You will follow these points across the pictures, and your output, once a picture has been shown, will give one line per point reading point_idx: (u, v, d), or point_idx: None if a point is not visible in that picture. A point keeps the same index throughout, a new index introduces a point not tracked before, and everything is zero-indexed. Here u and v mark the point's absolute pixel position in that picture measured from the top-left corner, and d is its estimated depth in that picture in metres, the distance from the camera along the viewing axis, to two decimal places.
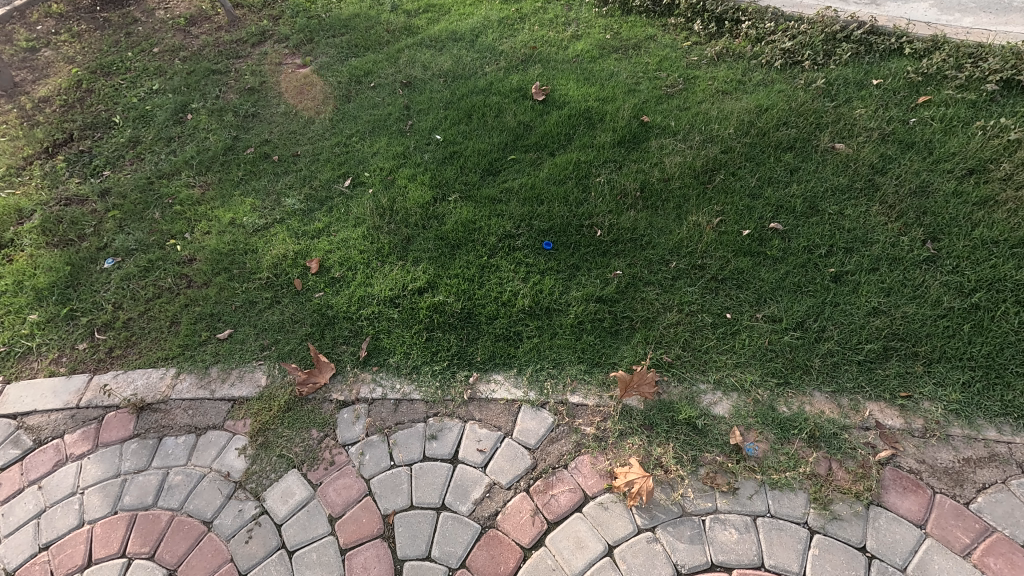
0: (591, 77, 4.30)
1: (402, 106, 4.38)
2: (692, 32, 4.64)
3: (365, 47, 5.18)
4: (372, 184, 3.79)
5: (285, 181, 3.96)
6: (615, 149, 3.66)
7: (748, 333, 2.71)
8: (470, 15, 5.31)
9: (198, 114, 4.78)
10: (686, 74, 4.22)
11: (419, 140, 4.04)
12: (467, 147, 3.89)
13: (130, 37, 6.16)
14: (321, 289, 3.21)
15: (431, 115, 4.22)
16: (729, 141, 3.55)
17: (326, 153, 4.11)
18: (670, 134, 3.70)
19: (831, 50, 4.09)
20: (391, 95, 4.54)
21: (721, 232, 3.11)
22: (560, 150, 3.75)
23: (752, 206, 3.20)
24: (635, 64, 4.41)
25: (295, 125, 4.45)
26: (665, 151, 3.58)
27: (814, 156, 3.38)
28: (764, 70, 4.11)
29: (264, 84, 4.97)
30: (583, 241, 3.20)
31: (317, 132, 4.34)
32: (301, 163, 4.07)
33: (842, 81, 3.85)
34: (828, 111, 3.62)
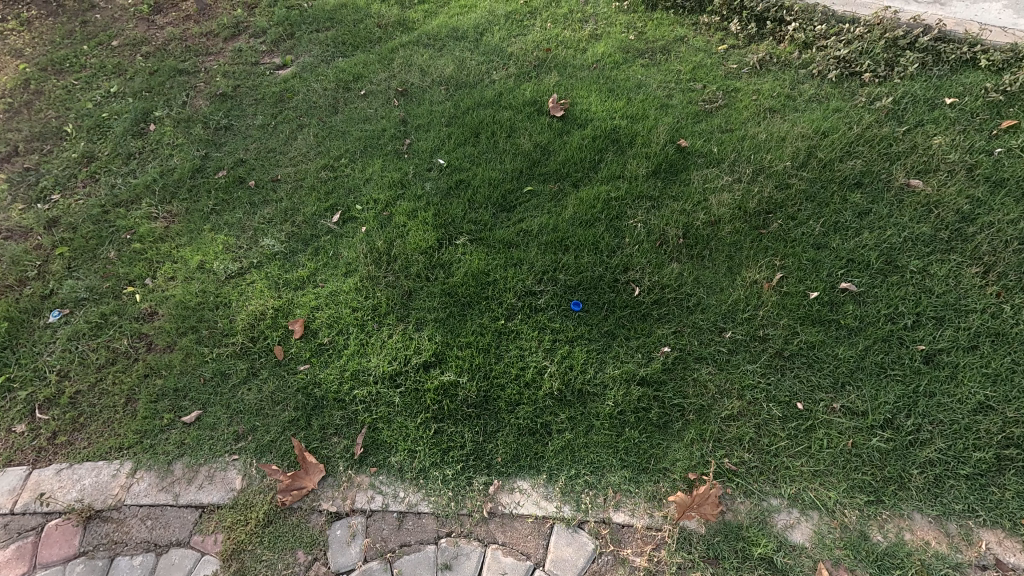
0: (615, 89, 3.73)
1: (397, 121, 3.80)
2: (728, 33, 4.07)
3: (354, 45, 4.55)
4: (365, 220, 3.25)
5: (263, 214, 3.39)
6: (649, 181, 3.13)
7: (826, 430, 2.25)
8: (473, 8, 4.69)
9: (162, 125, 4.15)
10: (725, 86, 3.67)
11: (418, 165, 3.48)
12: (475, 176, 3.35)
13: (85, 26, 5.44)
14: (306, 359, 2.69)
15: (431, 133, 3.65)
16: (785, 173, 3.02)
17: (310, 179, 3.54)
18: (713, 164, 3.17)
19: (893, 59, 3.54)
20: (384, 105, 3.95)
21: (783, 294, 2.63)
22: (585, 182, 3.21)
23: (817, 260, 2.71)
24: (665, 72, 3.84)
25: (275, 142, 3.86)
26: (709, 185, 3.06)
27: (887, 195, 2.87)
28: (815, 83, 3.57)
29: (238, 89, 4.35)
30: (618, 302, 2.70)
31: (300, 151, 3.76)
32: (282, 191, 3.51)
33: (911, 98, 3.32)
34: (899, 137, 3.10)
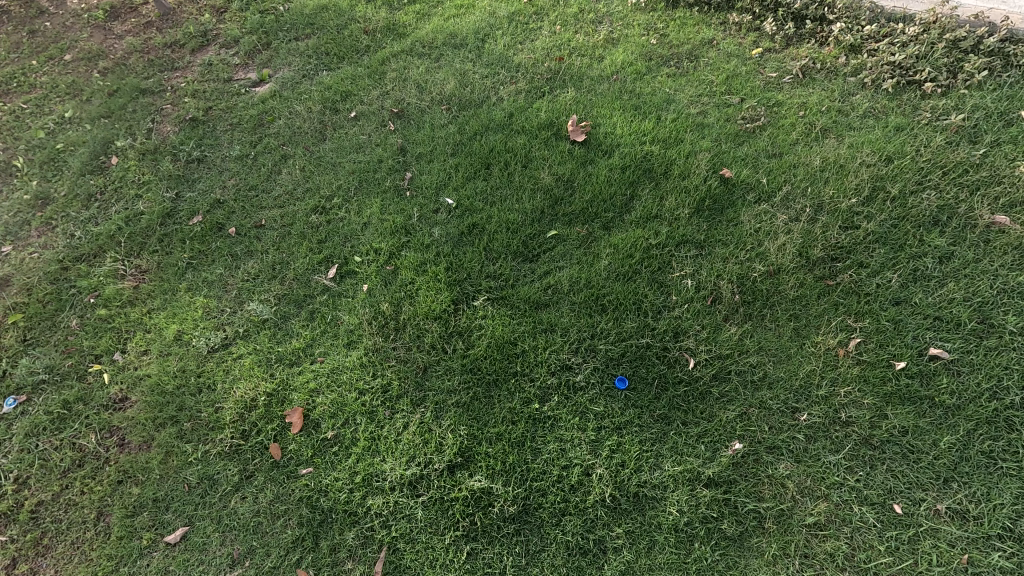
0: (640, 106, 3.30)
1: (395, 149, 3.35)
2: (761, 34, 3.63)
3: (339, 56, 4.05)
4: (366, 276, 2.82)
5: (248, 269, 2.95)
6: (692, 222, 2.73)
7: (934, 541, 1.91)
8: (471, 8, 4.19)
9: (125, 158, 3.64)
10: (765, 99, 3.24)
11: (423, 205, 3.05)
12: (490, 218, 2.93)
13: (33, 37, 4.83)
14: (309, 459, 2.29)
15: (435, 165, 3.20)
16: (849, 211, 2.63)
17: (299, 224, 3.10)
18: (763, 199, 2.77)
19: (956, 64, 3.12)
20: (379, 130, 3.48)
21: (863, 364, 2.26)
22: (618, 224, 2.80)
23: (898, 319, 2.34)
24: (695, 83, 3.40)
25: (256, 178, 3.39)
26: (761, 226, 2.67)
27: (970, 236, 2.50)
28: (868, 94, 3.15)
29: (210, 112, 3.84)
30: (671, 378, 2.32)
31: (286, 188, 3.30)
32: (268, 240, 3.06)
33: (982, 111, 2.91)
34: (975, 162, 2.70)
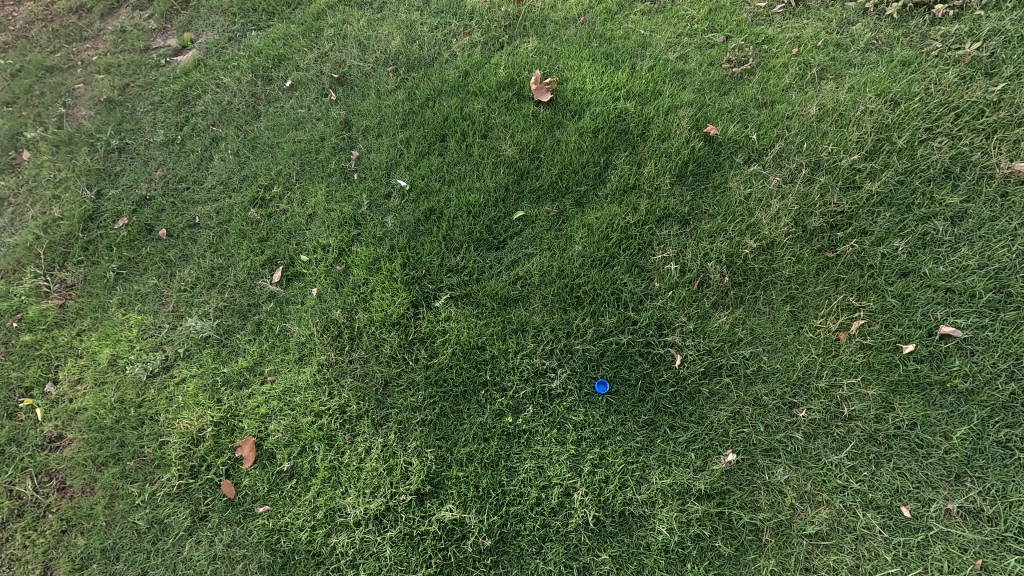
0: (611, 54, 2.89)
1: (338, 124, 2.96)
2: None
3: (269, 12, 3.54)
4: (315, 278, 2.53)
5: (184, 278, 2.65)
6: (674, 193, 2.42)
7: (944, 546, 1.75)
8: None
9: (37, 151, 3.22)
10: (754, 36, 2.82)
11: (373, 190, 2.70)
12: (448, 201, 2.61)
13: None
14: (265, 496, 2.10)
15: (384, 141, 2.83)
16: (849, 169, 2.33)
17: (237, 220, 2.76)
18: (753, 160, 2.45)
19: None
20: (319, 102, 3.07)
21: (866, 349, 2.03)
22: (591, 199, 2.49)
23: (906, 293, 2.09)
24: (672, 21, 2.97)
25: (186, 167, 3.01)
26: (751, 193, 2.36)
27: (987, 190, 2.20)
28: (870, 23, 2.75)
29: (127, 89, 3.38)
30: (655, 378, 2.10)
31: (220, 178, 2.93)
32: (204, 241, 2.73)
33: (1001, 35, 2.52)
34: (994, 100, 2.36)
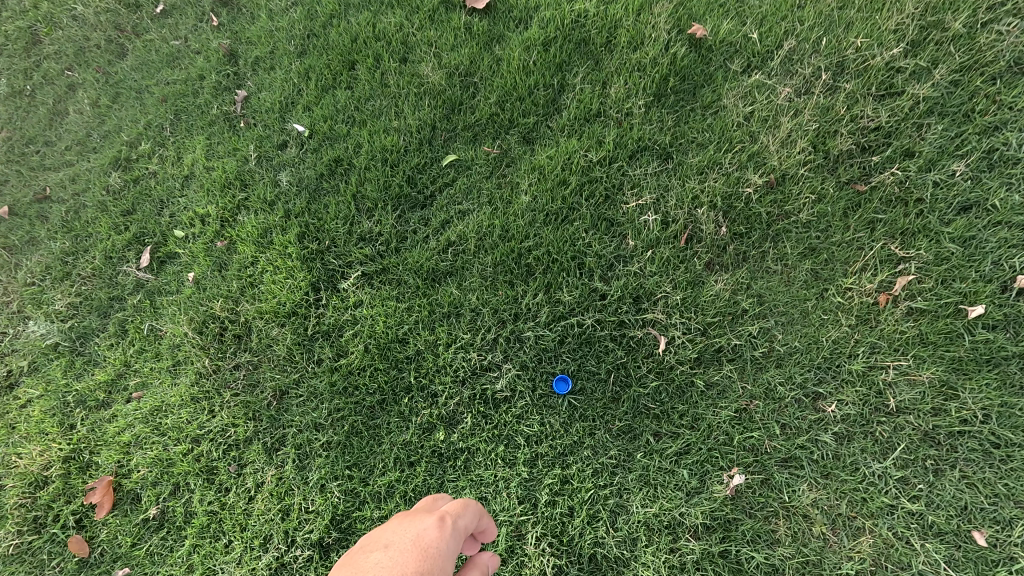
0: None
1: (220, 55, 2.29)
2: None
3: None
4: (191, 260, 1.95)
5: (30, 269, 2.06)
6: (651, 118, 1.81)
7: None
8: None
9: None
10: None
11: (263, 138, 2.08)
12: (359, 148, 1.99)
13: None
14: (132, 553, 1.61)
15: (276, 73, 2.18)
16: (889, 67, 1.69)
17: (96, 189, 2.15)
18: (756, 65, 1.82)
19: None
20: (196, 27, 2.38)
21: (915, 315, 1.49)
22: (543, 134, 1.88)
23: (969, 235, 1.52)
24: None
25: (35, 124, 2.36)
26: (755, 112, 1.75)
27: None
28: None
29: None
30: (632, 370, 1.56)
31: (76, 136, 2.29)
32: (56, 220, 2.13)
33: None
34: None
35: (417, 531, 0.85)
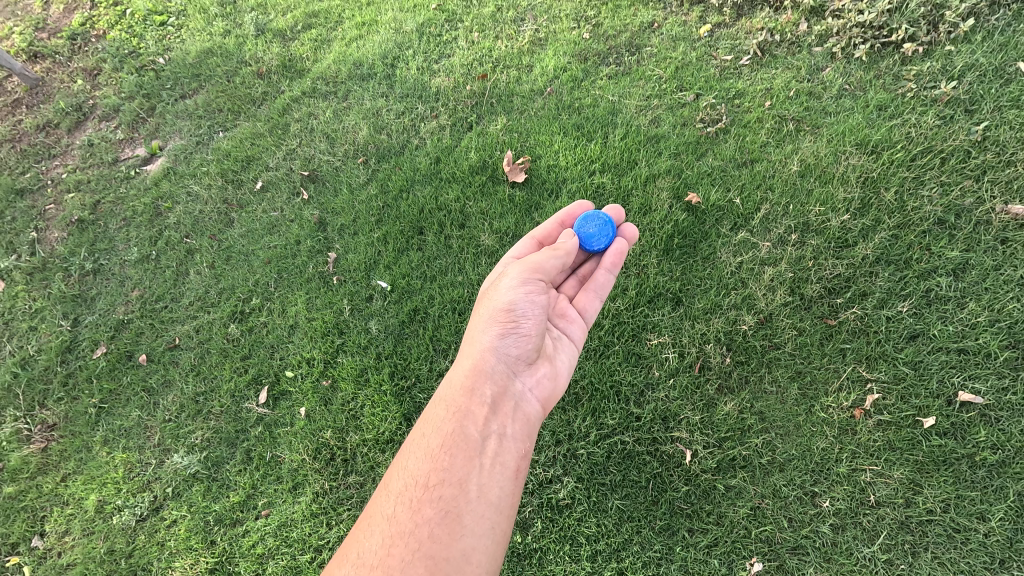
0: (581, 123, 2.82)
1: (313, 224, 2.90)
2: (707, 8, 3.11)
3: (235, 111, 3.51)
4: (302, 396, 2.43)
5: (168, 406, 2.57)
6: (662, 268, 2.31)
7: None
8: (373, 26, 3.62)
9: (13, 282, 3.16)
10: (724, 91, 2.75)
11: (353, 293, 2.63)
12: (432, 298, 2.53)
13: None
14: None
15: (361, 239, 2.77)
16: (833, 229, 2.24)
17: (217, 339, 2.68)
18: (740, 225, 2.35)
19: (934, 15, 2.66)
20: (290, 203, 3.03)
21: (883, 423, 1.93)
22: None
23: (919, 359, 1.99)
24: (639, 82, 2.88)
25: (163, 284, 2.94)
26: (743, 264, 2.26)
27: (984, 237, 2.13)
28: (838, 69, 2.70)
29: (99, 207, 3.33)
30: (667, 477, 1.99)
31: (197, 294, 2.85)
32: (185, 363, 2.66)
33: (975, 71, 2.48)
34: (977, 145, 2.30)
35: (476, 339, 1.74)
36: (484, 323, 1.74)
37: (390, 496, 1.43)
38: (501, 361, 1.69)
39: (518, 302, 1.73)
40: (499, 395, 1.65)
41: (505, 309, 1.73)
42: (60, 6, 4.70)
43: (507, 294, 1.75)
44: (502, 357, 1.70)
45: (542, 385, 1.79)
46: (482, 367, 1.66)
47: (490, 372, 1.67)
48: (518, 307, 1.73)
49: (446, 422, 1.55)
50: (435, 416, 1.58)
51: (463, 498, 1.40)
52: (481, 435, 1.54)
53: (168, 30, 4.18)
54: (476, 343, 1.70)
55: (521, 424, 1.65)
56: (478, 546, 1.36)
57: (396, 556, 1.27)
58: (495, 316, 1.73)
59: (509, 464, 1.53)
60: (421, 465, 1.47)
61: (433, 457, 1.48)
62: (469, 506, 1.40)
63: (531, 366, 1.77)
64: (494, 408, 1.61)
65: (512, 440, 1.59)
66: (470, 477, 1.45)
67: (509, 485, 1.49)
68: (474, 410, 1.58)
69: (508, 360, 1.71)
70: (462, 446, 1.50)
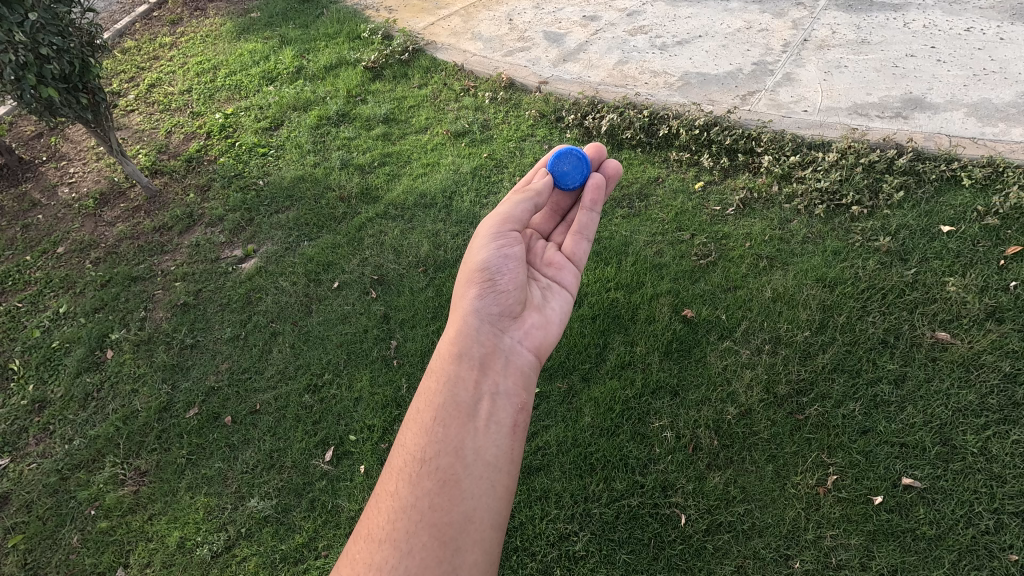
0: (600, 252, 3.46)
1: (379, 318, 3.58)
2: (701, 168, 3.94)
3: (319, 225, 4.34)
4: (362, 455, 3.00)
5: (246, 460, 3.07)
6: (663, 366, 2.89)
7: None
8: (436, 167, 4.56)
9: (121, 350, 3.75)
10: (714, 233, 3.46)
11: (410, 375, 3.28)
12: None
13: (15, 220, 4.91)
14: None
15: (418, 332, 3.45)
16: (799, 343, 2.84)
17: (294, 406, 3.25)
18: (725, 336, 2.95)
19: (874, 186, 3.46)
20: (361, 299, 3.72)
21: (841, 499, 2.39)
22: (596, 374, 2.93)
23: (868, 450, 2.49)
24: (647, 222, 3.62)
25: (249, 359, 3.54)
26: (728, 366, 2.83)
27: (918, 356, 2.70)
28: (803, 220, 3.43)
29: (200, 294, 4.00)
30: (666, 536, 2.41)
31: (278, 368, 3.45)
32: (265, 425, 3.20)
33: (906, 229, 3.22)
34: (910, 285, 2.95)
35: (457, 306, 2.12)
36: (466, 289, 2.14)
37: (393, 473, 1.75)
38: (485, 323, 2.07)
39: (491, 263, 2.17)
40: (486, 356, 2.00)
41: (481, 272, 2.15)
42: (180, 135, 5.55)
43: (483, 258, 2.18)
44: (485, 319, 2.08)
45: (530, 335, 2.15)
46: (467, 331, 2.03)
47: (475, 336, 2.03)
48: (491, 266, 2.17)
49: (437, 394, 1.88)
50: (429, 389, 1.91)
51: (460, 467, 1.72)
52: (471, 401, 1.87)
53: (268, 157, 5.10)
54: (462, 307, 2.10)
55: (513, 377, 2.00)
56: (477, 505, 1.68)
57: (401, 530, 1.60)
58: (473, 282, 2.13)
59: (502, 422, 1.86)
60: (416, 444, 1.78)
61: (424, 434, 1.79)
62: (466, 471, 1.72)
63: (516, 319, 2.14)
64: (482, 371, 1.95)
65: (501, 396, 1.92)
66: (463, 444, 1.77)
67: (503, 442, 1.82)
68: (462, 376, 1.92)
69: (490, 321, 2.08)
70: (449, 419, 1.81)
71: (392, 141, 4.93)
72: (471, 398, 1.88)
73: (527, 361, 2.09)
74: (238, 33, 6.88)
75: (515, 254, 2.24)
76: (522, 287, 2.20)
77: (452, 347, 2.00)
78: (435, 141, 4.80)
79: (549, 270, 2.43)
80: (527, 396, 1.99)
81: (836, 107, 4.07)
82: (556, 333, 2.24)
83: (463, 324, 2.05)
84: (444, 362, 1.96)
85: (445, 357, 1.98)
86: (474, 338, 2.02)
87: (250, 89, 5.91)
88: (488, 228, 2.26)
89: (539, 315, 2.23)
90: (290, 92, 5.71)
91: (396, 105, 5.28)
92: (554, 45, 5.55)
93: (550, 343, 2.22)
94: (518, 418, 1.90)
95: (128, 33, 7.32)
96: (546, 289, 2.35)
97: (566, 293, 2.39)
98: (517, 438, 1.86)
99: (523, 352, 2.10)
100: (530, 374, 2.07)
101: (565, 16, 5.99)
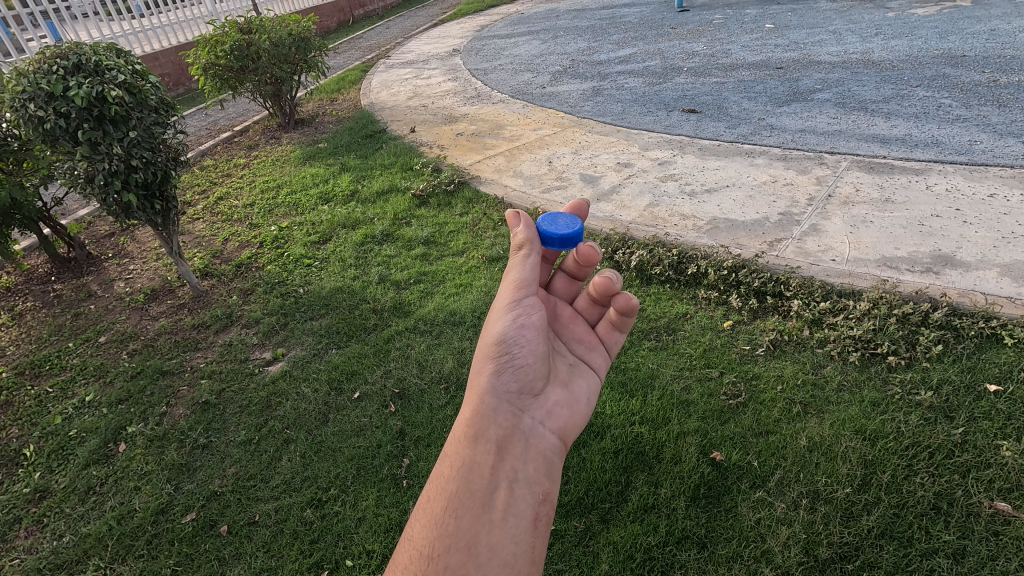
0: (625, 384, 3.39)
1: (394, 433, 3.49)
2: (729, 307, 3.97)
3: (349, 335, 4.43)
4: None
5: None
6: (689, 513, 2.67)
7: None
8: (467, 288, 4.72)
9: (133, 444, 3.71)
10: (743, 373, 3.38)
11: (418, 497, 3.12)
12: None
13: (69, 309, 5.19)
14: None
15: (433, 451, 3.34)
16: (840, 500, 2.62)
17: (293, 520, 3.08)
18: (758, 485, 2.75)
19: (910, 337, 3.39)
20: (378, 412, 3.67)
21: None
22: (616, 515, 2.72)
23: None
24: (674, 356, 3.58)
25: (256, 466, 3.43)
26: (762, 520, 2.60)
27: (976, 528, 2.44)
28: (838, 366, 3.34)
29: (222, 393, 4.01)
30: None
31: (284, 478, 3.33)
32: (260, 538, 3.02)
33: (949, 384, 3.08)
34: (959, 445, 2.75)
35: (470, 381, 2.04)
36: (482, 365, 2.03)
37: (399, 569, 1.67)
38: (503, 403, 1.96)
39: (503, 337, 2.04)
40: (505, 441, 1.90)
41: (493, 346, 2.03)
42: (235, 243, 5.96)
43: (494, 329, 2.06)
44: (505, 398, 1.97)
45: (553, 415, 2.05)
46: (483, 411, 1.94)
47: (493, 418, 1.92)
48: (505, 339, 2.03)
49: (451, 481, 1.81)
50: (443, 475, 1.84)
51: (470, 565, 1.64)
52: (487, 491, 1.79)
53: (311, 268, 5.37)
54: (478, 384, 1.99)
55: (534, 463, 1.91)
56: None
57: None
58: (489, 358, 2.02)
59: (521, 515, 1.78)
60: (425, 540, 1.70)
61: (434, 527, 1.72)
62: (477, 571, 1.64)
63: (538, 397, 2.04)
64: (501, 458, 1.86)
65: (519, 485, 1.84)
66: (477, 539, 1.70)
67: (522, 539, 1.74)
68: (479, 463, 1.84)
69: (510, 399, 1.98)
70: (461, 509, 1.75)
71: (430, 261, 5.18)
72: (487, 486, 1.80)
73: (550, 445, 1.98)
74: (304, 158, 7.66)
75: (531, 321, 2.10)
76: (543, 359, 2.09)
77: (466, 429, 1.91)
78: (470, 264, 5.02)
79: (578, 348, 2.32)
80: (549, 485, 1.90)
81: (866, 258, 4.13)
82: (582, 413, 2.13)
83: (476, 402, 1.96)
84: (458, 446, 1.88)
85: (460, 438, 1.90)
86: (492, 419, 1.92)
87: (306, 206, 6.44)
88: (504, 297, 2.11)
89: (565, 392, 2.12)
90: (342, 211, 6.17)
91: (437, 229, 5.63)
92: (589, 185, 5.96)
93: (574, 424, 2.10)
94: (539, 511, 1.81)
95: (210, 153, 8.24)
96: (572, 365, 2.25)
97: (592, 372, 2.27)
98: (537, 534, 1.77)
99: (546, 435, 1.99)
100: (552, 459, 1.96)
101: (600, 162, 6.50)
